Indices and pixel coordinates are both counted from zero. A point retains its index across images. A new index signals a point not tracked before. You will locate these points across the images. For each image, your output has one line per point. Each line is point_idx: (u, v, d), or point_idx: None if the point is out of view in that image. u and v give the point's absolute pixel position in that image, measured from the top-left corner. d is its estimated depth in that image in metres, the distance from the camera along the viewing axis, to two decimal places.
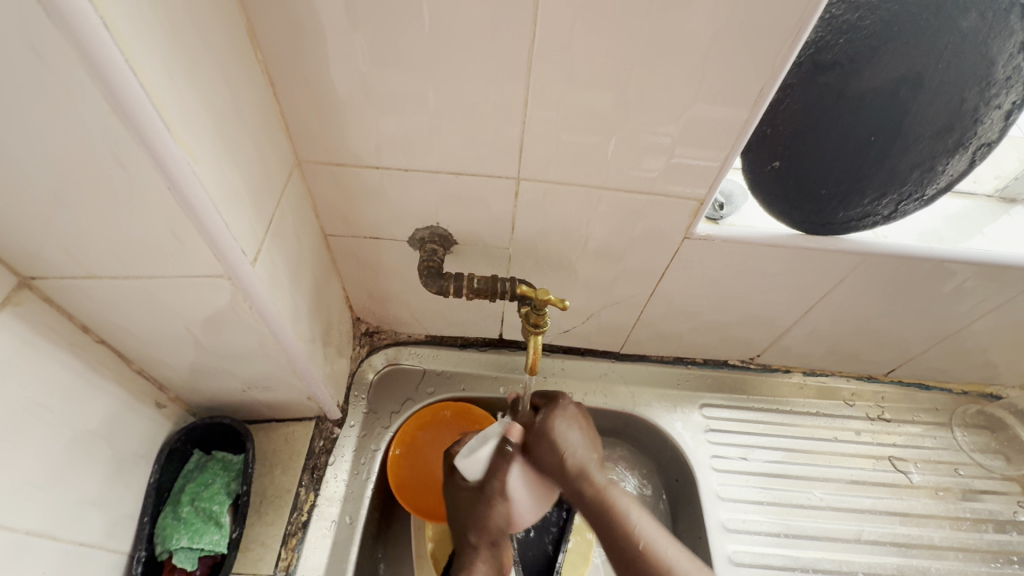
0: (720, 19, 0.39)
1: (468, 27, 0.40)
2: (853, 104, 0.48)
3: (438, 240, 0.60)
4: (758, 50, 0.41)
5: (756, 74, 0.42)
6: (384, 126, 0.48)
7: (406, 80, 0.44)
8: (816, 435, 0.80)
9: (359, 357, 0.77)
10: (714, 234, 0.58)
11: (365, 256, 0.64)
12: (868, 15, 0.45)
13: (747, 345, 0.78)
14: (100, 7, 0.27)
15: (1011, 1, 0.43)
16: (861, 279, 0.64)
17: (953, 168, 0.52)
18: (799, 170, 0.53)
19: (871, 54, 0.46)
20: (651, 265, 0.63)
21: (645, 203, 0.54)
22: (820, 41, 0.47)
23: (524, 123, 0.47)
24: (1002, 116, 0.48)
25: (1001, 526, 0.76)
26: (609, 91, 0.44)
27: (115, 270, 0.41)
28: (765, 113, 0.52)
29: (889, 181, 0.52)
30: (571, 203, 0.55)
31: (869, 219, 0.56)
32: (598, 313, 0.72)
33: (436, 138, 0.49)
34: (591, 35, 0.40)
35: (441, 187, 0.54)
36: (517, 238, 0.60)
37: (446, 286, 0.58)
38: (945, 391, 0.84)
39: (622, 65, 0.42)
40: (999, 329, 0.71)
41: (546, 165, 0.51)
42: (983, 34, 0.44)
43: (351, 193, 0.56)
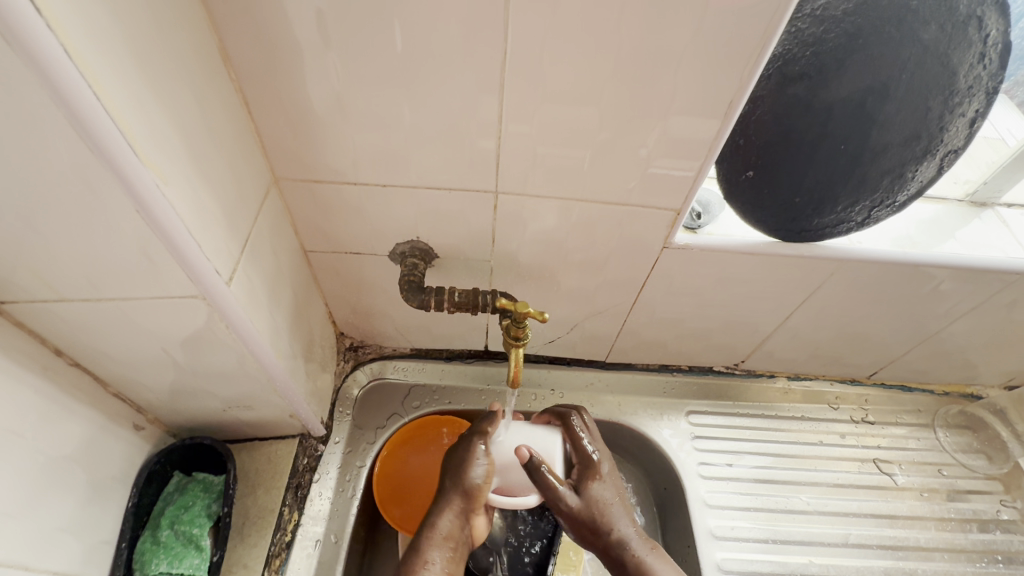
0: (686, 35, 0.40)
1: (440, 44, 0.41)
2: (823, 113, 0.49)
3: (419, 254, 0.60)
4: (726, 63, 0.41)
5: (724, 87, 0.43)
6: (361, 142, 0.48)
7: (382, 97, 0.45)
8: (802, 439, 0.81)
9: (344, 373, 0.77)
10: (692, 244, 0.58)
11: (347, 271, 0.64)
12: (832, 29, 0.46)
13: (731, 352, 0.79)
14: (63, 36, 0.27)
15: (968, 13, 0.45)
16: (839, 284, 0.65)
17: (922, 176, 0.53)
18: (772, 180, 0.54)
19: (837, 66, 0.47)
20: (632, 274, 0.63)
21: (622, 214, 0.55)
22: (787, 53, 0.48)
23: (499, 137, 0.47)
24: (967, 124, 0.50)
25: (985, 525, 0.76)
26: (582, 105, 0.45)
27: (88, 292, 0.40)
28: (737, 123, 0.53)
29: (861, 189, 0.53)
30: (550, 215, 0.55)
31: (844, 226, 0.58)
32: (582, 323, 0.72)
33: (413, 154, 0.49)
34: (561, 51, 0.41)
35: (420, 201, 0.54)
36: (498, 250, 0.60)
37: (427, 300, 0.58)
38: (926, 392, 0.85)
39: (593, 79, 0.43)
40: (976, 329, 0.72)
41: (523, 179, 0.51)
42: (944, 45, 0.46)
43: (331, 210, 0.55)
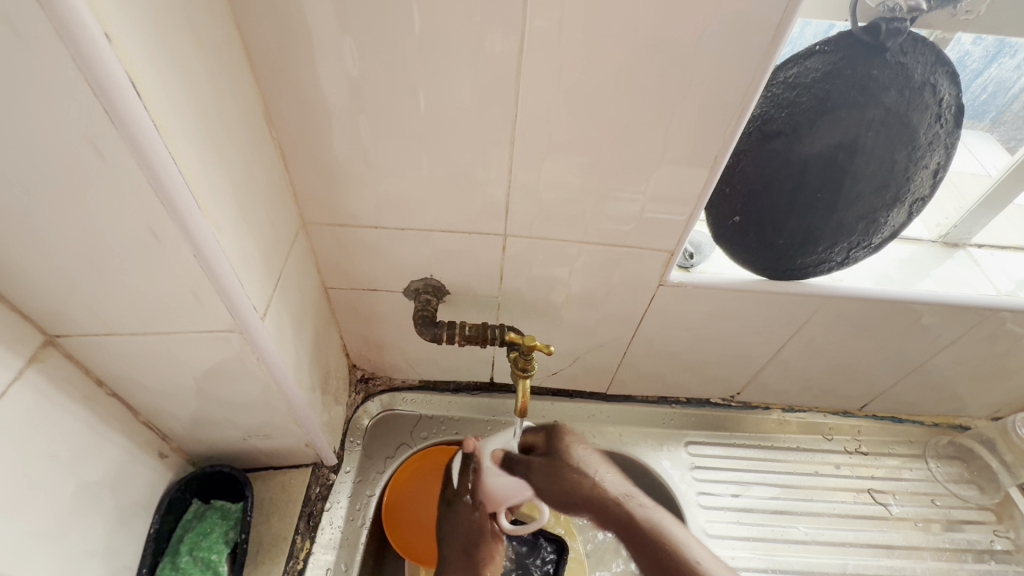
0: (674, 100, 0.45)
1: (458, 107, 0.46)
2: (800, 165, 0.54)
3: (431, 291, 0.64)
4: (710, 123, 0.47)
5: (710, 144, 0.48)
6: (384, 190, 0.53)
7: (404, 151, 0.50)
8: (798, 469, 0.83)
9: (355, 404, 0.80)
10: (686, 281, 0.63)
11: (363, 307, 0.68)
12: (804, 93, 0.52)
13: (727, 384, 0.82)
14: (154, 115, 0.32)
15: (924, 80, 0.51)
16: (824, 319, 0.69)
17: (894, 221, 0.59)
18: (756, 223, 0.59)
19: (810, 125, 0.52)
20: (631, 310, 0.67)
21: (621, 254, 0.59)
22: (765, 114, 0.54)
23: (509, 186, 0.53)
24: (931, 174, 0.56)
25: (979, 555, 0.78)
26: (584, 159, 0.50)
27: (138, 327, 0.44)
28: (723, 174, 0.58)
29: (839, 232, 0.59)
30: (554, 255, 0.60)
31: (825, 264, 0.63)
32: (583, 355, 0.76)
33: (430, 201, 0.54)
34: (565, 114, 0.47)
35: (434, 243, 0.59)
36: (505, 287, 0.64)
37: (439, 333, 0.62)
38: (917, 423, 0.88)
39: (593, 137, 0.48)
40: (957, 362, 0.76)
41: (530, 223, 0.56)
42: (904, 108, 0.52)
43: (351, 250, 0.60)
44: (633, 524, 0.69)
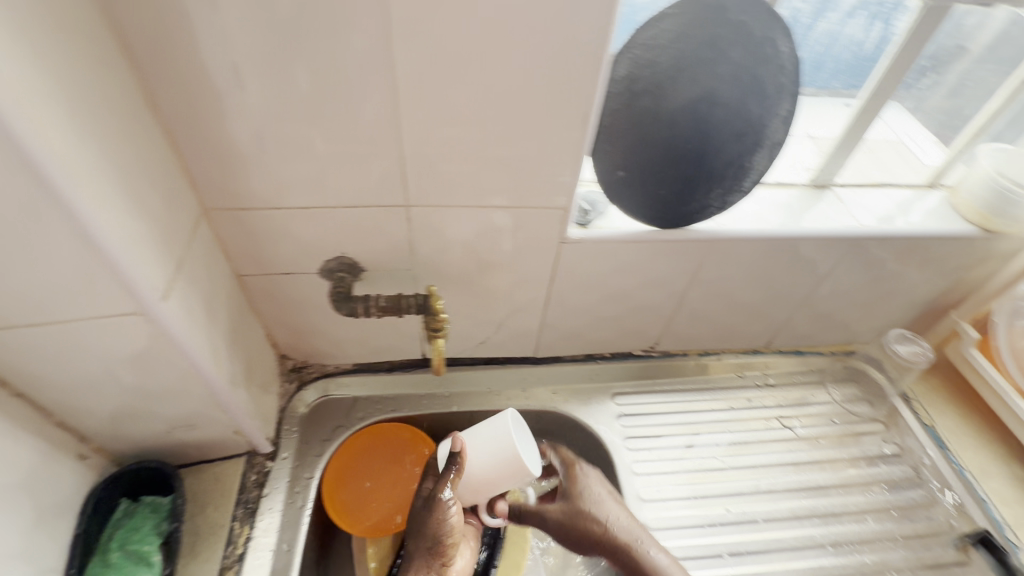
0: (539, 61, 0.49)
1: (339, 81, 0.49)
2: (667, 119, 0.60)
3: (345, 269, 0.67)
4: (574, 82, 0.51)
5: (579, 100, 0.53)
6: (281, 170, 0.55)
7: (294, 129, 0.52)
8: (714, 406, 0.91)
9: (289, 393, 0.80)
10: (584, 237, 0.68)
11: (282, 293, 0.70)
12: (661, 53, 0.57)
13: (643, 336, 0.89)
14: (13, 91, 0.33)
15: (763, 35, 0.57)
16: (715, 263, 0.76)
17: (759, 165, 0.66)
18: (637, 177, 0.64)
19: (671, 81, 0.58)
20: (541, 270, 0.72)
21: (519, 216, 0.63)
22: (631, 74, 0.59)
23: (402, 157, 0.56)
24: (784, 121, 0.63)
25: (872, 460, 0.86)
26: (466, 125, 0.53)
27: (33, 318, 0.45)
28: (601, 133, 0.62)
29: (712, 179, 0.65)
30: (458, 222, 0.64)
31: (706, 211, 0.69)
32: (506, 321, 0.81)
33: (328, 177, 0.57)
34: (441, 82, 0.50)
35: (341, 220, 0.61)
36: (418, 259, 0.68)
37: (356, 307, 0.64)
38: (817, 354, 0.97)
39: (471, 103, 0.52)
40: (837, 292, 0.86)
41: (428, 193, 0.59)
42: (749, 61, 0.58)
43: (259, 235, 0.61)
44: (614, 540, 0.65)
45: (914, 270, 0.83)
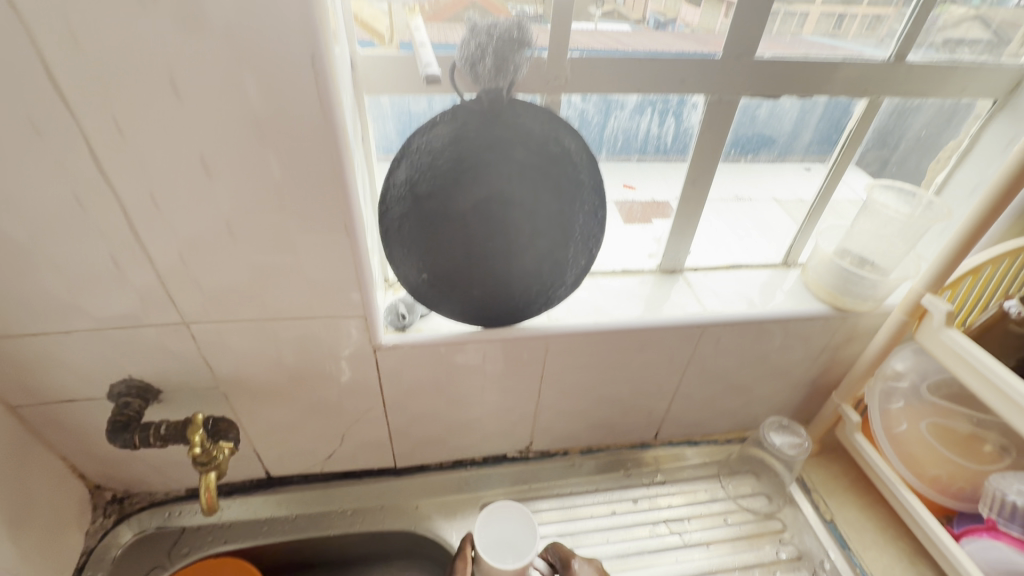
0: (277, 177, 0.47)
1: (58, 209, 0.46)
2: (459, 220, 0.58)
3: (135, 392, 0.61)
4: (324, 195, 0.49)
5: (334, 211, 0.50)
6: (24, 298, 0.51)
7: (23, 258, 0.48)
8: (596, 513, 0.82)
9: (101, 530, 0.72)
10: (399, 342, 0.64)
11: (72, 422, 0.63)
12: (439, 157, 0.55)
13: (512, 437, 0.82)
14: None
15: (547, 135, 0.57)
16: (560, 359, 0.72)
17: (577, 258, 0.64)
18: (442, 277, 0.61)
19: (454, 183, 0.56)
20: (365, 378, 0.67)
21: (317, 326, 0.59)
22: (411, 178, 0.56)
23: (159, 277, 0.52)
24: (592, 214, 0.62)
25: (767, 568, 0.77)
26: (219, 242, 0.50)
27: None
28: (393, 237, 0.59)
29: (525, 275, 0.63)
30: (251, 337, 0.59)
31: (531, 307, 0.66)
32: (348, 432, 0.74)
33: (83, 302, 0.52)
34: (174, 202, 0.47)
35: (114, 343, 0.57)
36: (220, 376, 0.62)
37: (132, 439, 0.58)
38: (713, 443, 0.91)
39: (217, 221, 0.49)
40: (709, 378, 0.81)
41: (204, 309, 0.55)
42: (536, 161, 0.57)
43: (23, 364, 0.56)
44: None
45: (782, 353, 0.79)
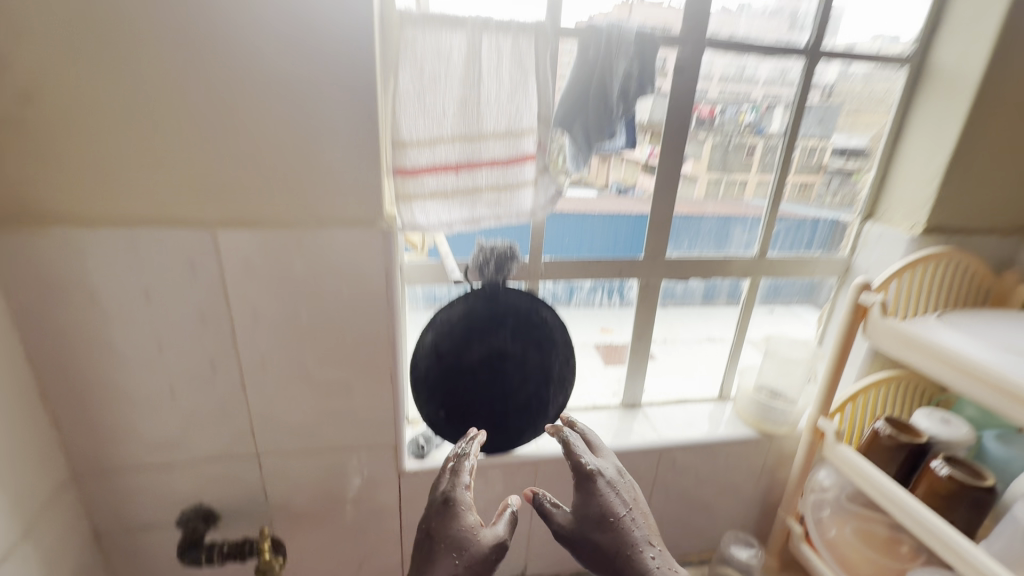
0: (350, 344, 0.69)
1: (195, 370, 0.66)
2: (468, 370, 0.80)
3: (202, 517, 0.74)
4: (379, 355, 0.70)
5: (385, 366, 0.71)
6: (145, 436, 0.68)
7: (158, 406, 0.67)
8: None
9: None
10: (420, 468, 0.80)
11: (138, 549, 0.75)
12: (455, 328, 0.78)
13: (509, 560, 0.93)
14: None
15: (530, 309, 0.80)
16: (548, 480, 0.88)
17: (556, 395, 0.84)
18: (455, 413, 0.81)
19: (465, 345, 0.79)
20: (388, 501, 0.81)
21: (358, 454, 0.76)
22: (434, 342, 0.78)
23: (250, 417, 0.70)
24: (565, 362, 0.83)
25: None
26: (300, 390, 0.70)
27: None
28: (418, 384, 0.79)
29: (517, 409, 0.83)
30: (305, 465, 0.75)
31: (522, 434, 0.84)
32: (367, 556, 0.85)
33: (187, 439, 0.70)
34: (276, 363, 0.68)
35: (198, 473, 0.72)
36: (272, 501, 0.77)
37: (198, 556, 0.71)
38: (687, 562, 1.02)
39: (302, 375, 0.69)
40: (674, 497, 0.96)
41: (275, 443, 0.73)
42: (523, 327, 0.80)
43: (121, 493, 0.71)
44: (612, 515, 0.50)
45: (729, 472, 0.96)
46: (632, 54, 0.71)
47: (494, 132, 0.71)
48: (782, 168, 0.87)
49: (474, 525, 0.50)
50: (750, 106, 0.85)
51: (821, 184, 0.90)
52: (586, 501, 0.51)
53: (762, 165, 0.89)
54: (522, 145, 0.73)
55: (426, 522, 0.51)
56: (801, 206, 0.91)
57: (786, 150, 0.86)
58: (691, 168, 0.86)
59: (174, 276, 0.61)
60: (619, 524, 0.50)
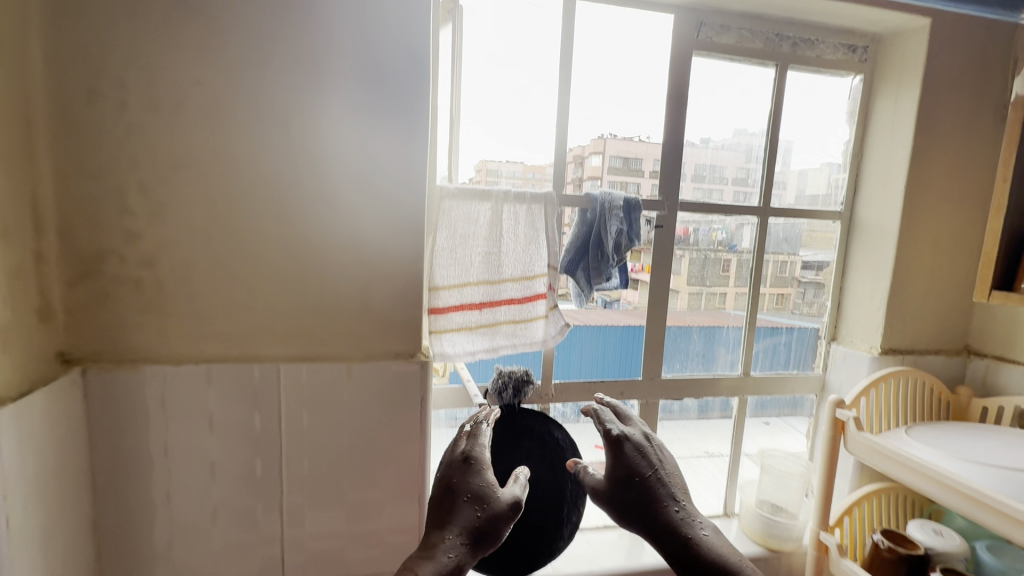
0: (383, 467, 0.75)
1: (240, 493, 0.71)
2: None
3: None
4: (407, 477, 0.76)
5: (412, 489, 0.76)
6: (180, 562, 0.71)
7: (198, 530, 0.71)
8: None
9: None
10: None
11: None
12: None
13: None
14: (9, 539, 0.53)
15: (542, 431, 0.86)
16: None
17: (570, 519, 0.86)
18: None
19: None
20: None
21: None
22: None
23: (282, 542, 0.74)
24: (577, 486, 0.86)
25: None
26: (332, 514, 0.74)
27: None
28: None
29: (533, 533, 0.84)
30: None
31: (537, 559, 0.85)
32: None
33: (218, 565, 0.72)
34: (315, 487, 0.73)
35: None
36: None
37: None
38: None
39: (336, 498, 0.74)
40: None
41: (301, 569, 0.75)
42: (536, 450, 0.85)
43: None
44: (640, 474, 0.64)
45: None
46: (621, 215, 0.86)
47: (512, 277, 0.85)
48: (754, 283, 1.01)
49: (492, 483, 0.61)
50: (721, 227, 1.00)
51: (797, 295, 1.04)
52: (618, 462, 0.65)
53: (738, 278, 1.02)
54: (535, 286, 0.87)
55: (448, 477, 0.62)
56: (778, 315, 1.04)
57: (757, 263, 1.00)
58: (674, 283, 0.99)
59: (238, 405, 0.69)
60: (646, 481, 0.64)
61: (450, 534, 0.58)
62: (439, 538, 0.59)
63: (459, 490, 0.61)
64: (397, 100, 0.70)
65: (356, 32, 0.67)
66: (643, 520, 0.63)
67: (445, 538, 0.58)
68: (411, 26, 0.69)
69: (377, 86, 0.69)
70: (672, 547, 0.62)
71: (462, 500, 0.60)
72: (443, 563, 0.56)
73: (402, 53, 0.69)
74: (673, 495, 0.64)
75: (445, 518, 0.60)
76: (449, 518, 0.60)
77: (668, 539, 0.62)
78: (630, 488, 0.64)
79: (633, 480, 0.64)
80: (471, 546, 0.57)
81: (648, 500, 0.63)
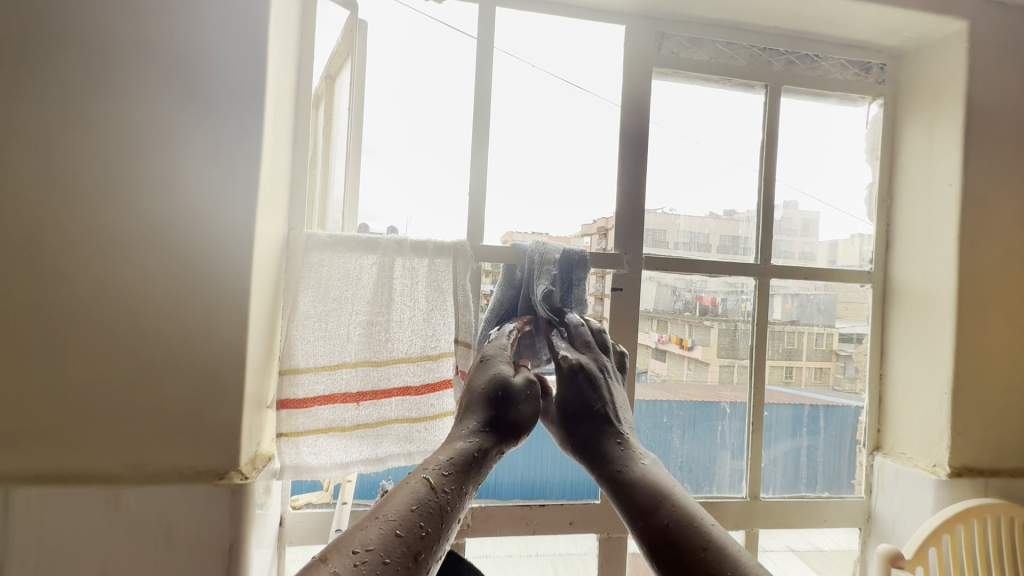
0: None
1: None
2: None
3: None
4: None
5: None
6: None
7: None
8: None
9: None
10: None
11: None
12: None
13: None
14: None
15: None
16: None
17: None
18: None
19: None
20: None
21: None
22: None
23: None
24: None
25: None
26: None
27: None
28: None
29: None
30: None
31: None
32: None
33: None
34: None
35: None
36: None
37: None
38: None
39: None
40: None
41: None
42: None
43: None
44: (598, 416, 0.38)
45: None
46: (556, 275, 0.59)
47: (405, 357, 0.62)
48: (756, 363, 0.75)
49: (519, 375, 0.40)
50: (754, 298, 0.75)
51: (838, 369, 0.78)
52: (565, 388, 0.39)
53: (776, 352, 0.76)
54: (439, 370, 0.63)
55: (467, 380, 0.41)
56: (823, 394, 0.77)
57: (759, 337, 0.74)
58: (701, 354, 0.75)
59: None
60: (602, 425, 0.37)
61: (433, 472, 0.31)
62: (424, 466, 0.32)
63: (470, 398, 0.39)
64: (220, 111, 0.50)
65: (163, 21, 0.49)
66: (614, 480, 0.33)
67: (424, 480, 0.30)
68: (245, 16, 0.50)
69: (191, 92, 0.50)
70: (641, 524, 0.30)
71: (482, 399, 0.38)
72: (384, 530, 0.26)
73: (231, 50, 0.50)
74: (641, 451, 0.35)
75: (456, 434, 0.36)
76: (455, 435, 0.35)
77: (634, 510, 0.31)
78: (588, 430, 0.37)
79: (593, 433, 0.36)
80: (466, 481, 0.31)
81: (608, 466, 0.34)
